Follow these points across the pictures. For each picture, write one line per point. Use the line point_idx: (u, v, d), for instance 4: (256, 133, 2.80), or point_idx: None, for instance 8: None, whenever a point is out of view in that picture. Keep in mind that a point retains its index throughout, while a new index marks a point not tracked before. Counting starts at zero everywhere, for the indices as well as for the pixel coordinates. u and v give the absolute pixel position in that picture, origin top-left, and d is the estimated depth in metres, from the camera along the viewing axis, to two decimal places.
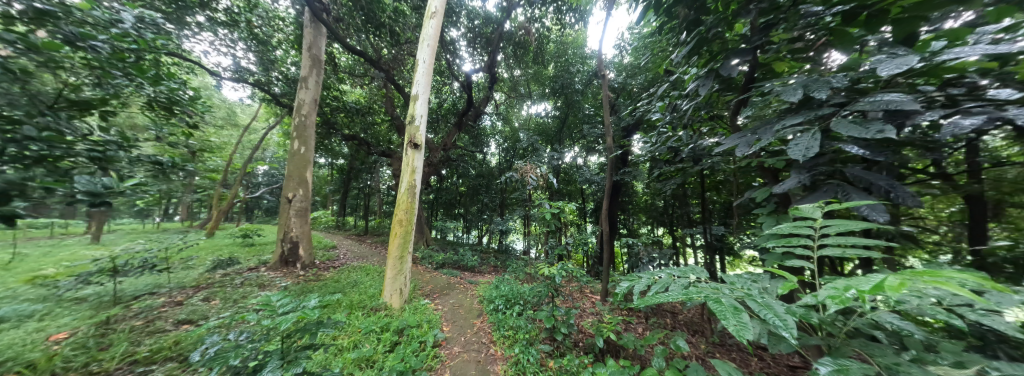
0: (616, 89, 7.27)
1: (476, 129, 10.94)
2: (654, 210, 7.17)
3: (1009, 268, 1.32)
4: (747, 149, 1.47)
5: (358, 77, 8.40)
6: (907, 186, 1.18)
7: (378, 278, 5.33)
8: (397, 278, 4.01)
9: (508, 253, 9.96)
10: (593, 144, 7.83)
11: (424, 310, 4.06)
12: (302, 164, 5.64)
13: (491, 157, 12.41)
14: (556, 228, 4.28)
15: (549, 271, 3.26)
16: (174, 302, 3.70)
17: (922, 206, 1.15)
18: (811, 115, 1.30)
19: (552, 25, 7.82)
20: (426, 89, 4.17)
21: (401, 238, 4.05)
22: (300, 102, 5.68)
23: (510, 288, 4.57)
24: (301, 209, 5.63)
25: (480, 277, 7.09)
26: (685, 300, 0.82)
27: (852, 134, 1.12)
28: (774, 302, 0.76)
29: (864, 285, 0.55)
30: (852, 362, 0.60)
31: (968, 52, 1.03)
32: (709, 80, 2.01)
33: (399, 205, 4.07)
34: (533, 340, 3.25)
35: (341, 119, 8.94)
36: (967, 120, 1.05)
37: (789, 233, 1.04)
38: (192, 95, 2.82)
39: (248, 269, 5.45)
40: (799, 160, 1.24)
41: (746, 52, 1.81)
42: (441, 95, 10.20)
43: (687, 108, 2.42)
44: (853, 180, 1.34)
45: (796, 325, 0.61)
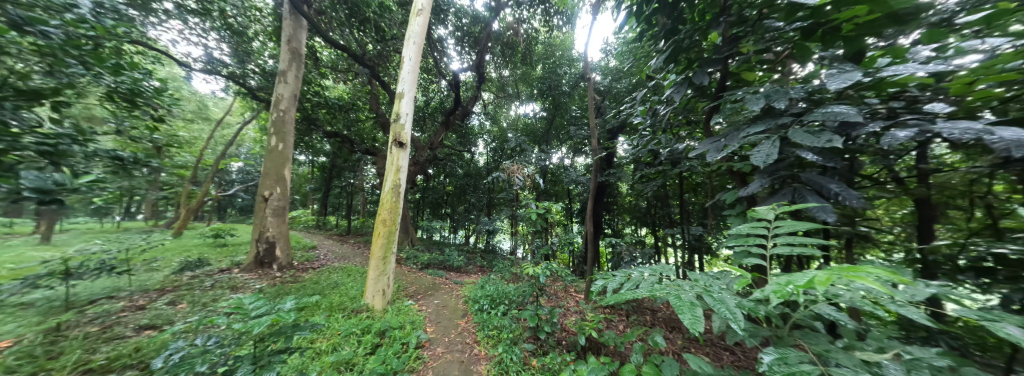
0: (602, 92, 7.41)
1: (465, 129, 10.87)
2: (638, 211, 7.36)
3: (946, 265, 1.48)
4: (715, 155, 1.55)
5: (341, 73, 8.17)
6: (853, 190, 1.29)
7: (360, 279, 5.21)
8: (380, 278, 3.94)
9: (494, 253, 9.96)
10: (580, 145, 7.96)
11: (408, 311, 4.01)
12: (280, 162, 5.42)
13: (480, 157, 12.38)
14: (542, 227, 4.32)
15: (533, 271, 3.29)
16: (135, 307, 3.48)
17: (867, 206, 1.26)
18: (772, 123, 1.40)
19: (540, 27, 7.90)
20: (412, 87, 4.10)
21: (385, 237, 3.96)
22: (279, 97, 5.45)
23: (495, 288, 4.58)
24: (278, 208, 5.42)
25: (465, 277, 7.06)
26: (649, 297, 0.88)
27: (805, 142, 1.21)
28: (729, 297, 0.82)
29: (802, 280, 0.62)
30: (791, 350, 0.67)
31: (904, 70, 1.16)
32: (685, 87, 2.09)
33: (383, 204, 3.98)
34: (516, 339, 3.27)
35: (322, 116, 8.67)
36: (901, 132, 1.16)
37: (748, 233, 1.13)
38: (158, 86, 2.65)
39: (219, 271, 5.18)
40: (761, 166, 1.34)
41: (718, 62, 1.92)
42: (428, 93, 10.10)
43: (666, 112, 2.52)
44: (809, 183, 1.44)
45: (743, 317, 0.69)
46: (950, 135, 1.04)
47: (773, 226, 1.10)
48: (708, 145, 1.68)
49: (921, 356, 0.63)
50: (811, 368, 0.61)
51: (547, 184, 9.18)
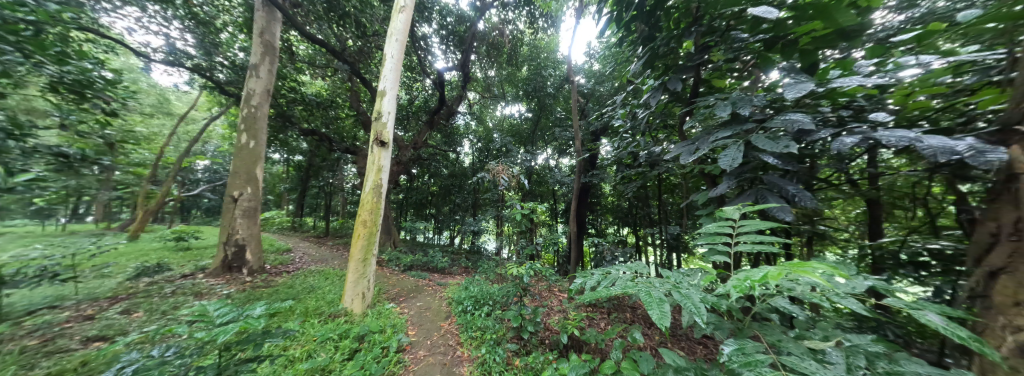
0: (585, 95, 7.57)
1: (450, 128, 10.75)
2: (620, 211, 7.56)
3: (889, 259, 1.63)
4: (687, 159, 1.62)
5: (320, 68, 7.85)
6: (807, 191, 1.41)
7: (338, 282, 5.03)
8: (359, 281, 3.81)
9: (479, 254, 9.90)
10: (565, 146, 8.07)
11: (389, 314, 3.91)
12: (251, 160, 5.14)
13: (465, 157, 12.27)
14: (527, 228, 4.35)
15: (517, 271, 3.29)
16: (82, 317, 3.19)
17: (819, 206, 1.37)
18: (737, 129, 1.49)
19: (526, 28, 7.96)
20: (395, 85, 4.00)
21: (365, 239, 3.85)
22: (250, 92, 5.17)
23: (479, 289, 4.56)
24: (249, 210, 5.14)
25: (449, 279, 6.97)
26: (623, 294, 0.92)
27: (767, 147, 1.31)
28: (696, 292, 0.87)
29: (758, 275, 0.68)
30: (747, 341, 0.72)
31: (851, 82, 1.27)
32: (660, 92, 2.18)
33: (363, 205, 3.87)
34: (500, 339, 3.27)
35: (299, 113, 8.30)
36: (847, 138, 1.27)
37: (715, 232, 1.20)
38: (110, 78, 2.44)
39: (182, 276, 4.84)
40: (727, 169, 1.42)
41: (689, 69, 2.03)
42: (412, 91, 9.91)
43: (644, 116, 2.61)
44: (770, 185, 1.54)
45: (705, 310, 0.74)
46: (887, 142, 1.14)
47: (737, 225, 1.16)
48: (682, 148, 1.75)
49: (857, 342, 0.70)
50: (765, 355, 0.66)
51: (533, 185, 9.23)
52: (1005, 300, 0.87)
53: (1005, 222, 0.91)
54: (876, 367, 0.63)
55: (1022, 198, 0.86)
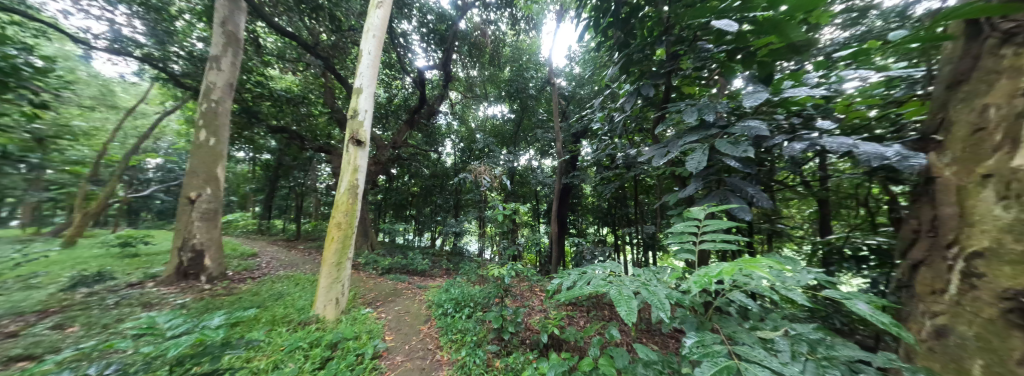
0: (566, 97, 7.72)
1: (431, 128, 10.56)
2: (599, 211, 7.74)
3: (836, 255, 1.78)
4: (658, 161, 1.71)
5: (290, 63, 7.44)
6: (764, 193, 1.53)
7: (309, 288, 4.78)
8: (333, 286, 3.65)
9: (461, 255, 9.77)
10: (547, 148, 8.17)
11: (365, 320, 3.77)
12: (211, 159, 4.78)
13: (447, 157, 12.10)
14: (508, 228, 4.35)
15: (498, 271, 3.28)
16: (3, 335, 2.81)
17: (774, 206, 1.49)
18: (702, 134, 1.59)
19: (508, 29, 7.97)
20: (372, 82, 3.85)
21: (339, 242, 3.68)
22: (210, 85, 4.81)
23: (461, 290, 4.51)
24: (208, 212, 4.77)
25: (430, 281, 6.83)
26: (594, 292, 0.95)
27: (728, 152, 1.41)
28: (662, 288, 0.91)
29: (715, 271, 0.73)
30: (707, 333, 0.77)
31: (801, 92, 1.40)
32: (634, 97, 2.28)
33: (337, 206, 3.70)
34: (480, 341, 3.26)
35: (267, 109, 7.81)
36: (796, 144, 1.39)
37: (682, 231, 1.27)
38: (41, 66, 2.18)
39: (128, 285, 4.40)
40: (694, 171, 1.51)
41: (660, 76, 2.13)
42: (391, 89, 9.63)
43: (620, 119, 2.71)
44: (732, 187, 1.66)
45: (670, 306, 0.78)
46: (830, 147, 1.27)
47: (701, 224, 1.24)
48: (654, 151, 1.83)
49: (801, 331, 0.76)
50: (721, 346, 0.71)
51: (515, 185, 9.24)
52: (922, 287, 0.99)
53: (925, 219, 1.03)
54: (816, 353, 0.69)
55: (937, 198, 0.97)
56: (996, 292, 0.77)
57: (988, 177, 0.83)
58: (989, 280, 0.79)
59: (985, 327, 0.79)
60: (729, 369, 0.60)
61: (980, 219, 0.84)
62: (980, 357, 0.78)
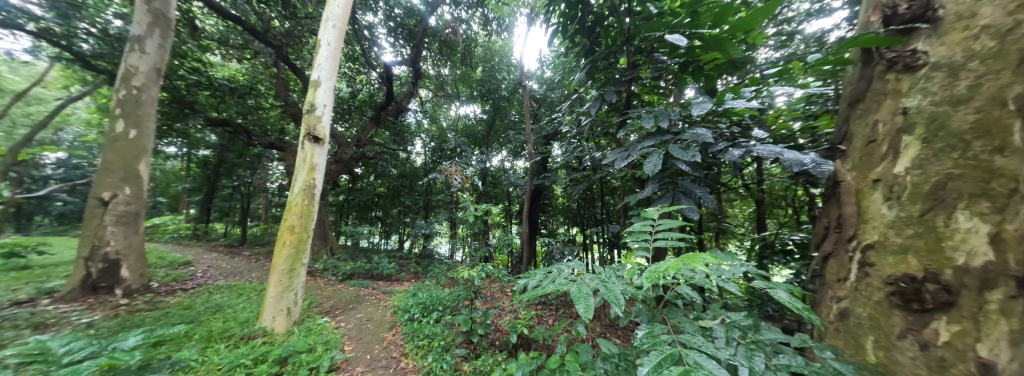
0: (538, 100, 7.86)
1: (399, 126, 10.11)
2: (569, 211, 7.97)
3: (770, 248, 2.03)
4: (619, 164, 1.80)
5: (235, 49, 6.70)
6: (710, 194, 1.69)
7: (256, 298, 4.32)
8: (284, 296, 3.34)
9: (430, 258, 9.48)
10: (519, 149, 8.24)
11: (321, 331, 3.50)
12: (131, 153, 4.14)
13: (416, 156, 11.70)
14: (480, 230, 4.30)
15: (468, 273, 3.21)
16: None
17: (716, 206, 1.65)
18: (657, 140, 1.72)
19: (479, 30, 7.90)
20: (331, 75, 3.59)
21: (292, 247, 3.37)
22: (130, 69, 4.16)
23: (429, 294, 4.38)
24: (125, 215, 4.11)
25: (396, 286, 6.55)
26: (555, 291, 0.98)
27: (679, 156, 1.54)
28: (619, 285, 0.96)
29: (664, 267, 0.80)
30: (658, 325, 0.82)
31: (739, 104, 1.58)
32: (598, 103, 2.40)
33: (290, 208, 3.38)
34: (448, 345, 3.18)
35: (204, 99, 6.93)
36: (734, 150, 1.55)
37: (640, 230, 1.34)
38: None
39: (14, 304, 3.63)
40: (650, 174, 1.63)
41: (621, 84, 2.27)
42: (355, 84, 9.08)
43: (586, 123, 2.82)
44: (683, 189, 1.81)
45: (624, 301, 0.83)
46: (761, 154, 1.44)
47: (656, 224, 1.32)
48: (616, 154, 1.92)
49: (735, 320, 0.84)
50: (667, 336, 0.76)
51: (487, 186, 9.21)
52: (827, 276, 1.15)
53: (831, 218, 1.19)
54: (746, 337, 0.77)
55: (841, 199, 1.14)
56: (883, 277, 0.94)
57: (877, 181, 1.00)
58: (878, 268, 0.96)
59: (876, 307, 0.95)
60: (673, 356, 0.64)
61: (869, 218, 1.01)
62: (871, 334, 0.93)
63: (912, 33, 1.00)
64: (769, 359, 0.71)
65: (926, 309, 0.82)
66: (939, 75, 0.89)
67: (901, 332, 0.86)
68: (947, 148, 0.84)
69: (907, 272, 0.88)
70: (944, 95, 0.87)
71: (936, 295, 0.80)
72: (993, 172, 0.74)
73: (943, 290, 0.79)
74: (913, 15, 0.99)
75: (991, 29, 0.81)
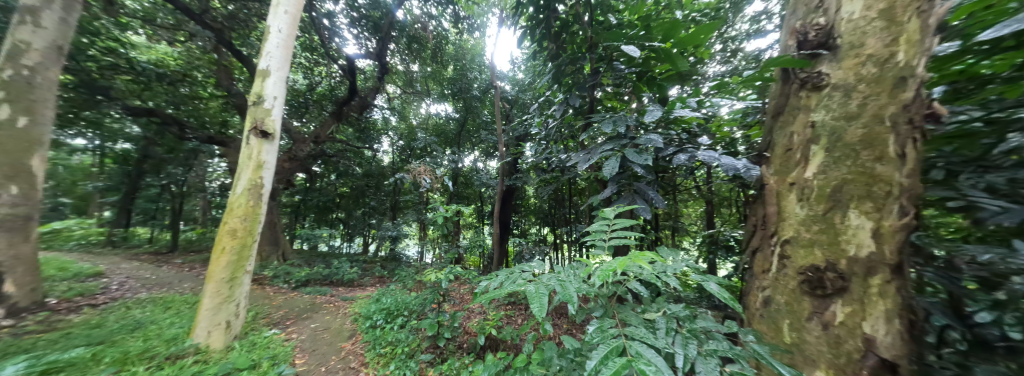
0: (509, 101, 7.91)
1: (363, 122, 9.56)
2: (540, 212, 8.10)
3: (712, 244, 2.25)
4: (581, 165, 1.87)
5: (165, 30, 5.87)
6: (660, 195, 1.83)
7: (188, 312, 3.81)
8: (222, 307, 2.99)
9: (397, 261, 9.09)
10: (490, 149, 8.20)
11: (268, 344, 3.19)
12: (21, 146, 3.44)
13: (383, 155, 11.18)
14: (449, 231, 4.21)
15: (435, 276, 3.09)
16: None
17: (665, 207, 1.79)
18: (615, 144, 1.81)
19: (451, 27, 7.70)
20: (283, 64, 3.29)
21: (233, 254, 3.01)
22: (19, 44, 3.46)
23: (393, 299, 4.20)
24: (10, 220, 3.40)
25: (358, 292, 6.19)
26: (511, 291, 0.99)
27: (634, 159, 1.64)
28: (574, 282, 0.99)
29: (612, 265, 0.85)
30: (607, 321, 0.86)
31: (685, 113, 1.72)
32: (564, 107, 2.49)
33: (231, 210, 3.04)
34: (413, 351, 3.07)
35: (122, 84, 5.98)
36: (681, 155, 1.69)
37: (598, 229, 1.40)
38: None
39: None
40: (608, 175, 1.72)
41: (584, 90, 2.38)
42: (312, 76, 8.41)
43: (553, 126, 2.90)
44: (638, 190, 1.93)
45: (577, 298, 0.86)
46: (703, 159, 1.59)
47: (612, 224, 1.39)
48: (580, 156, 2.00)
49: (674, 312, 0.90)
50: (615, 329, 0.80)
51: (458, 187, 9.06)
52: (754, 269, 1.30)
53: (758, 216, 1.33)
54: (684, 327, 0.84)
55: (766, 199, 1.27)
56: (796, 268, 1.08)
57: (793, 184, 1.14)
58: (792, 260, 1.09)
59: (790, 294, 1.08)
60: (618, 348, 0.67)
61: (785, 216, 1.15)
62: (787, 318, 1.07)
63: (820, 58, 1.14)
64: (702, 344, 0.78)
65: (828, 294, 0.97)
66: (838, 94, 1.05)
67: (810, 314, 1.01)
68: (844, 156, 1.00)
69: (814, 263, 1.02)
70: (842, 111, 1.03)
71: (834, 282, 0.96)
72: (875, 177, 0.93)
73: (839, 278, 0.95)
74: (818, 42, 1.15)
75: (873, 58, 0.99)
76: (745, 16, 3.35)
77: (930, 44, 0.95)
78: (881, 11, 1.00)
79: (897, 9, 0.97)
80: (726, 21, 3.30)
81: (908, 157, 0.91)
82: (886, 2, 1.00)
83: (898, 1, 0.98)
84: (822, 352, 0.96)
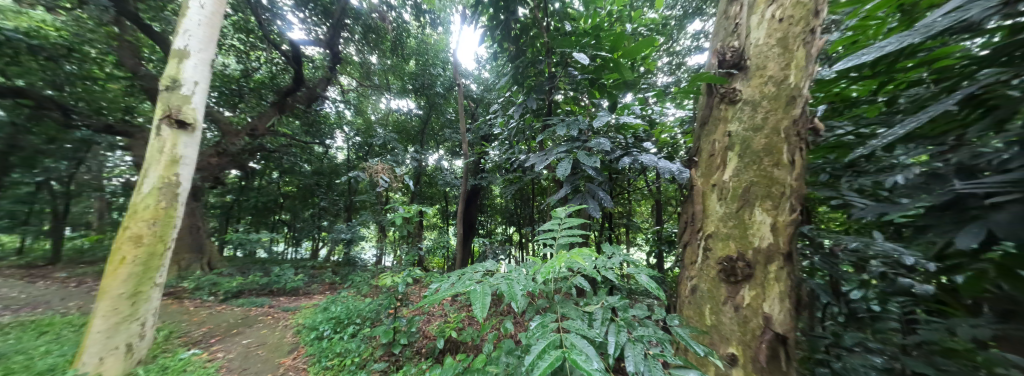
0: (474, 100, 7.83)
1: (312, 115, 8.73)
2: (505, 212, 8.12)
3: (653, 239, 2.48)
4: (537, 166, 1.92)
5: None
6: (608, 195, 1.95)
7: (73, 337, 3.14)
8: (121, 329, 2.48)
9: (352, 265, 8.46)
10: (455, 148, 8.04)
11: (185, 367, 2.76)
12: None
13: (335, 151, 10.34)
14: (409, 233, 4.02)
15: (391, 280, 2.91)
16: None
17: (612, 206, 1.92)
18: (568, 146, 1.89)
19: (412, 20, 7.30)
20: (204, 45, 2.83)
21: (136, 265, 2.53)
22: None
23: (344, 307, 3.91)
24: None
25: (304, 301, 5.64)
26: (457, 293, 0.98)
27: (584, 161, 1.73)
28: (519, 280, 1.02)
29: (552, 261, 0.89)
30: (547, 317, 0.89)
31: (629, 119, 1.86)
32: (522, 108, 2.54)
33: (135, 212, 2.56)
34: (364, 361, 2.88)
35: None
36: (626, 159, 1.82)
37: (549, 228, 1.44)
38: None
39: None
40: (561, 176, 1.78)
41: (541, 92, 2.45)
42: (248, 60, 7.43)
43: (513, 127, 2.95)
44: (589, 191, 2.04)
45: (519, 295, 0.88)
46: (644, 162, 1.74)
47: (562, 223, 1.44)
48: (537, 157, 2.05)
49: (610, 304, 0.97)
50: (553, 324, 0.84)
51: (421, 186, 8.73)
52: (684, 261, 1.43)
53: (685, 214, 1.48)
54: (617, 316, 0.91)
55: (691, 199, 1.42)
56: (716, 259, 1.22)
57: (713, 186, 1.28)
58: (712, 251, 1.24)
59: (711, 282, 1.22)
60: (554, 341, 0.71)
61: (708, 214, 1.28)
62: (708, 303, 1.21)
63: (734, 76, 1.29)
64: (632, 331, 0.85)
65: (738, 280, 1.12)
66: (747, 108, 1.22)
67: (726, 299, 1.15)
68: (752, 162, 1.17)
69: (729, 254, 1.17)
70: (750, 124, 1.20)
71: (743, 270, 1.11)
72: (773, 180, 1.11)
73: (746, 266, 1.11)
74: (733, 62, 1.29)
75: (772, 80, 1.18)
76: (687, 34, 3.73)
77: (814, 71, 1.15)
78: (778, 39, 1.18)
79: (790, 38, 1.16)
80: (672, 37, 3.66)
81: (797, 163, 1.11)
82: (782, 32, 1.18)
83: (790, 32, 1.16)
84: (732, 330, 1.11)
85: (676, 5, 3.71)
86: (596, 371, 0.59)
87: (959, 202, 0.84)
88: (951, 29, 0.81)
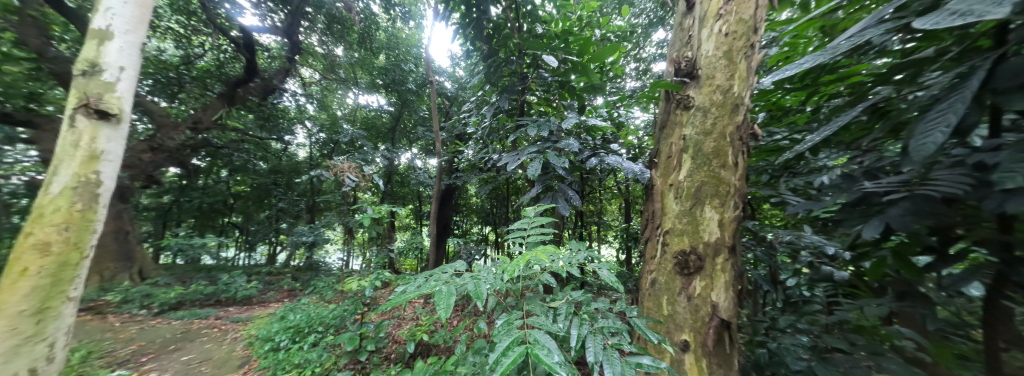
0: (449, 97, 7.69)
1: (268, 108, 8.05)
2: (481, 211, 8.06)
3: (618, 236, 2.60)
4: (509, 166, 1.93)
5: None
6: (577, 195, 2.01)
7: None
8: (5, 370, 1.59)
9: (314, 270, 7.90)
10: (428, 146, 7.85)
11: None
12: None
13: (296, 148, 9.62)
14: (379, 234, 3.84)
15: (357, 284, 2.76)
16: None
17: (581, 205, 1.97)
18: (539, 147, 1.92)
19: (382, 13, 6.98)
20: (133, 22, 2.13)
21: (44, 279, 1.72)
22: None
23: (304, 314, 3.64)
24: None
25: (259, 310, 5.18)
26: (422, 295, 0.96)
27: (553, 161, 1.77)
28: (487, 279, 1.01)
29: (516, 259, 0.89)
30: (513, 315, 0.90)
31: (596, 121, 1.93)
32: (494, 107, 2.54)
33: (36, 215, 1.74)
34: (327, 371, 2.70)
35: None
36: (594, 159, 1.89)
37: (519, 227, 1.43)
38: None
39: None
40: (532, 176, 1.80)
41: (513, 92, 2.47)
42: (189, 46, 6.64)
43: (485, 126, 2.94)
44: (559, 190, 2.09)
45: (485, 294, 0.88)
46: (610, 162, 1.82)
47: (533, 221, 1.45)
48: (509, 157, 2.06)
49: (574, 299, 1.00)
50: (519, 321, 0.85)
51: (391, 186, 8.40)
52: (644, 256, 1.50)
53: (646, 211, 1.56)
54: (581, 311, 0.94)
55: (650, 197, 1.50)
56: (671, 253, 1.30)
57: (670, 185, 1.37)
58: (668, 246, 1.32)
59: (668, 275, 1.29)
60: (519, 338, 0.72)
61: (665, 211, 1.36)
62: (665, 294, 1.28)
63: (688, 83, 1.39)
64: (594, 323, 0.88)
65: (691, 272, 1.21)
66: (699, 113, 1.32)
67: (680, 290, 1.24)
68: (703, 163, 1.27)
69: (683, 248, 1.25)
70: (701, 128, 1.30)
71: (695, 262, 1.21)
72: (720, 179, 1.23)
73: (698, 258, 1.21)
74: (687, 71, 1.39)
75: (720, 88, 1.29)
76: (652, 42, 3.96)
77: (754, 81, 1.29)
78: (724, 52, 1.30)
79: (734, 52, 1.28)
80: (638, 44, 3.88)
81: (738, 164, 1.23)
82: (728, 46, 1.29)
83: (734, 46, 1.28)
84: (686, 319, 1.20)
85: (641, 14, 3.94)
86: (557, 364, 0.61)
87: (866, 199, 0.98)
88: (858, 48, 0.95)
